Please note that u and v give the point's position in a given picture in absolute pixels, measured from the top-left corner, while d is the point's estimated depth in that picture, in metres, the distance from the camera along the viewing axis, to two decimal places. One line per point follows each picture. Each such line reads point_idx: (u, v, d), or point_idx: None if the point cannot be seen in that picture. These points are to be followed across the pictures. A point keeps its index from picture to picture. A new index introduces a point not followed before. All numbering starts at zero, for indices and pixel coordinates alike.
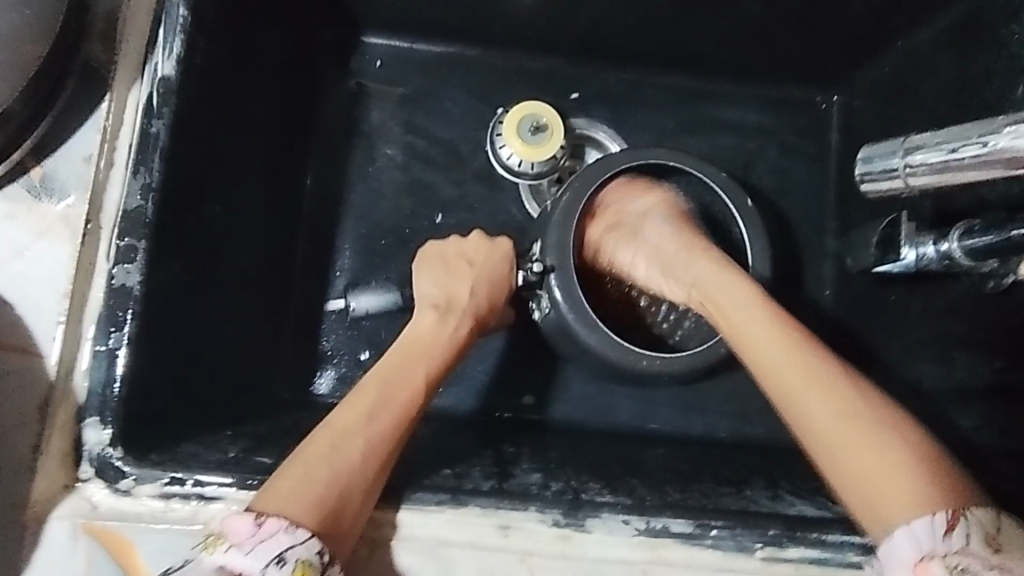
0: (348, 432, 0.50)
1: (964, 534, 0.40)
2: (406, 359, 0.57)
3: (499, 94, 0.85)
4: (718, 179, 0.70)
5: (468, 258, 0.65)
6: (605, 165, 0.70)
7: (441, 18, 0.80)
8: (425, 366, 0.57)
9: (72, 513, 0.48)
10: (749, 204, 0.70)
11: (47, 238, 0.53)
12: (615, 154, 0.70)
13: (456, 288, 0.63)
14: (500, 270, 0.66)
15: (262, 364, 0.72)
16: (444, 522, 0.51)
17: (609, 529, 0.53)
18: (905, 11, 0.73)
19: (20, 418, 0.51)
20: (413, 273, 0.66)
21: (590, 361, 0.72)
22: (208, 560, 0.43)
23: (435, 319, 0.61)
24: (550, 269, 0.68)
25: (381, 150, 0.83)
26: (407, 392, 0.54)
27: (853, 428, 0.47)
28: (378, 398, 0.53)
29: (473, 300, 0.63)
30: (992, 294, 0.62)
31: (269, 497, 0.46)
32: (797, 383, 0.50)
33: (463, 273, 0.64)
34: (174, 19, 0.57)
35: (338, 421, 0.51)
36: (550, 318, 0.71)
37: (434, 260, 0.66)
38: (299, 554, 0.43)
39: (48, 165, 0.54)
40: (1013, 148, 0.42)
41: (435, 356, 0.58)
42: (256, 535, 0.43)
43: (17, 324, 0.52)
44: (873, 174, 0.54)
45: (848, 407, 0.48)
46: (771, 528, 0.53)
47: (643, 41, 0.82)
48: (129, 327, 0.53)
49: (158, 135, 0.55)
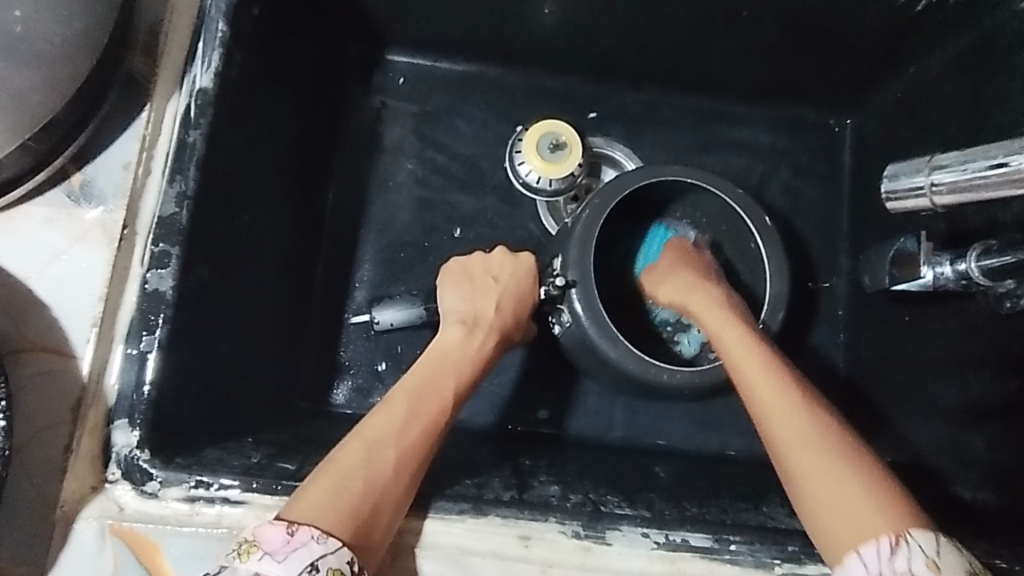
0: (378, 441, 0.51)
1: (907, 556, 0.43)
2: (433, 371, 0.58)
3: (518, 112, 0.87)
4: (736, 196, 0.71)
5: (491, 275, 0.66)
6: (622, 183, 0.71)
7: (463, 37, 0.82)
8: (453, 378, 0.58)
9: (100, 514, 0.49)
10: (769, 222, 0.72)
11: (86, 243, 0.54)
12: (632, 172, 0.72)
13: (483, 303, 0.64)
14: (524, 287, 0.67)
15: (283, 373, 0.73)
16: (466, 531, 0.52)
17: (629, 542, 0.53)
18: (920, 37, 0.75)
19: (53, 419, 0.51)
20: (438, 289, 0.67)
21: (608, 375, 0.72)
22: (243, 567, 0.43)
23: (462, 333, 0.62)
24: (573, 283, 0.69)
25: (402, 164, 0.85)
26: (435, 403, 0.55)
27: (818, 452, 0.49)
28: (408, 409, 0.54)
29: (498, 316, 0.64)
30: (1006, 314, 0.63)
31: (301, 506, 0.47)
32: (771, 410, 0.53)
33: (488, 289, 0.65)
34: (212, 32, 0.58)
35: (368, 431, 0.52)
36: (571, 331, 0.71)
37: (460, 276, 0.67)
38: (331, 564, 0.44)
39: (88, 172, 0.55)
40: None
41: (462, 370, 0.59)
42: (289, 544, 0.44)
43: (53, 327, 0.52)
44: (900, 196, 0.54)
45: (813, 433, 0.50)
46: (790, 545, 0.54)
47: (660, 64, 0.84)
48: (160, 332, 0.54)
49: (194, 145, 0.57)
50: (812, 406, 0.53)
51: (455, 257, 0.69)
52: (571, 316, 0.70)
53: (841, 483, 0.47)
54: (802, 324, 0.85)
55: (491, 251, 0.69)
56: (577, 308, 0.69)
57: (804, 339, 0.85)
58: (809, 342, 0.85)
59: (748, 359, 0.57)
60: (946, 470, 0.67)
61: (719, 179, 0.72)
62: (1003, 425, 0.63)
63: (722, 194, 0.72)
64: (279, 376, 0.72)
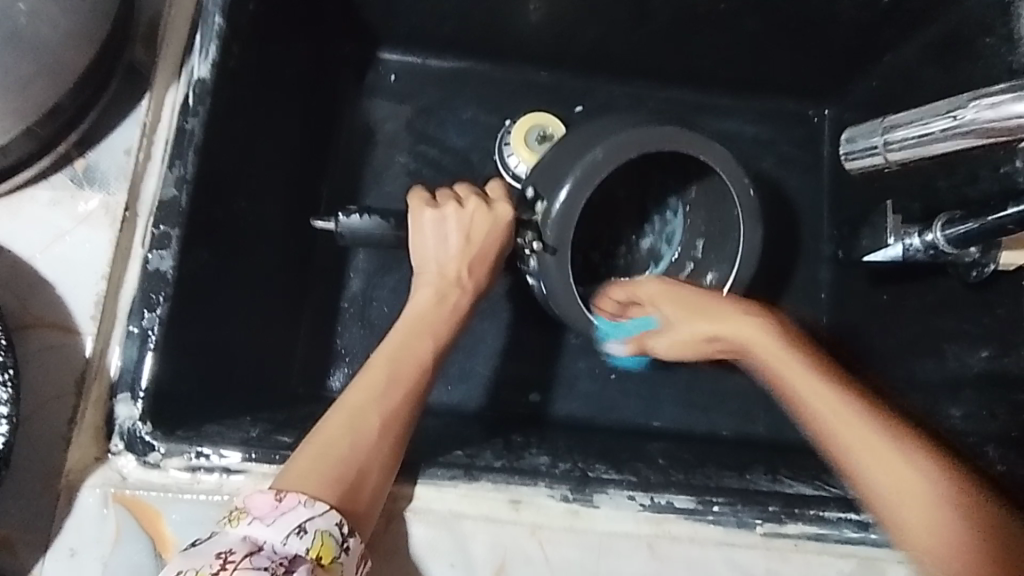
0: (363, 410, 0.53)
1: None
2: (411, 337, 0.59)
3: (507, 106, 0.90)
4: (718, 156, 0.68)
5: (463, 232, 0.64)
6: (609, 153, 0.66)
7: (453, 35, 0.85)
8: (430, 342, 0.59)
9: (103, 483, 0.51)
10: (753, 196, 0.69)
11: (88, 223, 0.56)
12: (620, 138, 0.66)
13: (453, 265, 0.63)
14: (499, 240, 0.65)
15: (279, 358, 0.75)
16: (458, 497, 0.54)
17: (616, 505, 0.55)
18: (890, 28, 0.78)
19: (56, 391, 0.53)
20: (409, 239, 0.65)
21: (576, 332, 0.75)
22: (232, 533, 0.45)
23: (435, 297, 0.62)
24: (550, 247, 0.66)
25: (395, 158, 0.87)
26: (414, 368, 0.57)
27: (898, 480, 0.50)
28: (389, 375, 0.55)
29: (472, 279, 0.64)
30: (978, 285, 0.65)
31: (291, 476, 0.49)
32: (827, 423, 0.53)
33: (461, 248, 0.63)
34: (210, 25, 0.61)
35: (353, 400, 0.53)
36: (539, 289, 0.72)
37: (432, 229, 0.64)
38: (319, 525, 0.46)
39: (91, 157, 0.58)
40: (979, 120, 0.40)
41: (440, 334, 0.60)
42: (277, 510, 0.46)
43: (56, 304, 0.55)
44: (852, 152, 0.49)
45: (888, 462, 0.51)
46: (770, 505, 0.56)
47: (644, 58, 0.87)
48: (161, 310, 0.56)
49: (193, 132, 0.59)
50: (874, 421, 0.53)
51: (424, 210, 0.64)
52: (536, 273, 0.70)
53: (912, 509, 0.49)
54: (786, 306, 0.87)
55: (467, 201, 0.65)
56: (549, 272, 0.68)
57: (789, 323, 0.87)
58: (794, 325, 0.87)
59: (819, 389, 0.55)
60: None
61: (706, 143, 0.68)
62: (977, 392, 0.65)
63: (728, 181, 0.69)
64: (275, 361, 0.74)
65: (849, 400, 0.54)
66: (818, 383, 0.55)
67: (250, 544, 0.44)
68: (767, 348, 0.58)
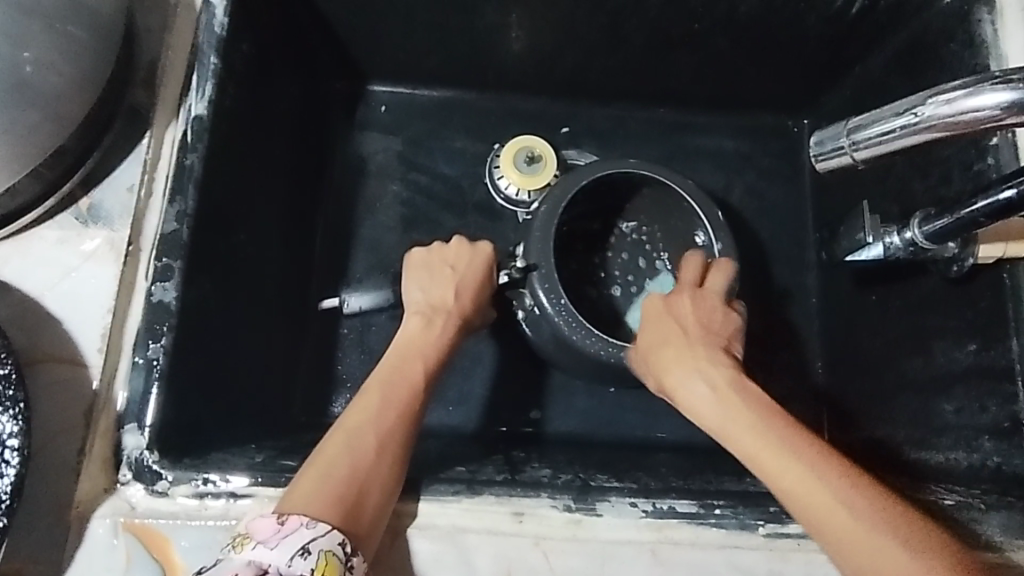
0: (358, 430, 0.54)
1: None
2: (403, 359, 0.61)
3: (494, 132, 0.92)
4: (651, 168, 0.77)
5: (448, 262, 0.69)
6: (562, 190, 0.76)
7: (439, 66, 0.88)
8: (422, 364, 0.61)
9: (113, 512, 0.52)
10: (712, 210, 0.76)
11: (94, 260, 0.58)
12: (565, 178, 0.77)
13: (441, 292, 0.67)
14: (480, 272, 0.70)
15: (281, 387, 0.76)
16: (461, 511, 0.55)
17: (618, 512, 0.56)
18: (859, 40, 0.81)
19: (65, 424, 0.54)
20: (402, 278, 0.70)
21: (579, 366, 0.78)
22: (238, 557, 0.46)
23: (423, 322, 0.64)
24: (533, 267, 0.74)
25: (388, 187, 0.90)
26: (405, 387, 0.58)
27: (853, 528, 0.47)
28: (381, 398, 0.56)
29: (457, 302, 0.67)
30: (958, 282, 0.67)
31: (293, 499, 0.49)
32: (768, 463, 0.52)
33: (447, 277, 0.68)
34: (206, 66, 0.64)
35: (346, 423, 0.54)
36: (535, 314, 0.77)
37: (421, 264, 0.69)
38: (322, 545, 0.47)
39: (96, 196, 0.60)
40: (941, 115, 0.42)
41: (428, 353, 0.62)
42: (280, 531, 0.47)
43: (64, 340, 0.56)
44: (820, 154, 0.49)
45: (846, 507, 0.48)
46: (771, 506, 0.56)
47: (624, 80, 0.90)
48: (165, 340, 0.57)
49: (192, 167, 0.61)
50: (817, 454, 0.51)
51: (415, 248, 0.70)
52: (533, 300, 0.75)
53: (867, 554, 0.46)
54: (777, 314, 0.89)
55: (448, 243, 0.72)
56: (538, 291, 0.73)
57: (782, 332, 0.88)
58: (788, 334, 0.88)
59: (754, 433, 0.53)
60: (920, 436, 0.70)
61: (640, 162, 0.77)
62: (967, 386, 0.67)
63: (673, 185, 0.77)
64: (278, 389, 0.75)
65: (794, 438, 0.52)
66: (744, 424, 0.54)
67: (256, 569, 0.45)
68: (693, 382, 0.58)
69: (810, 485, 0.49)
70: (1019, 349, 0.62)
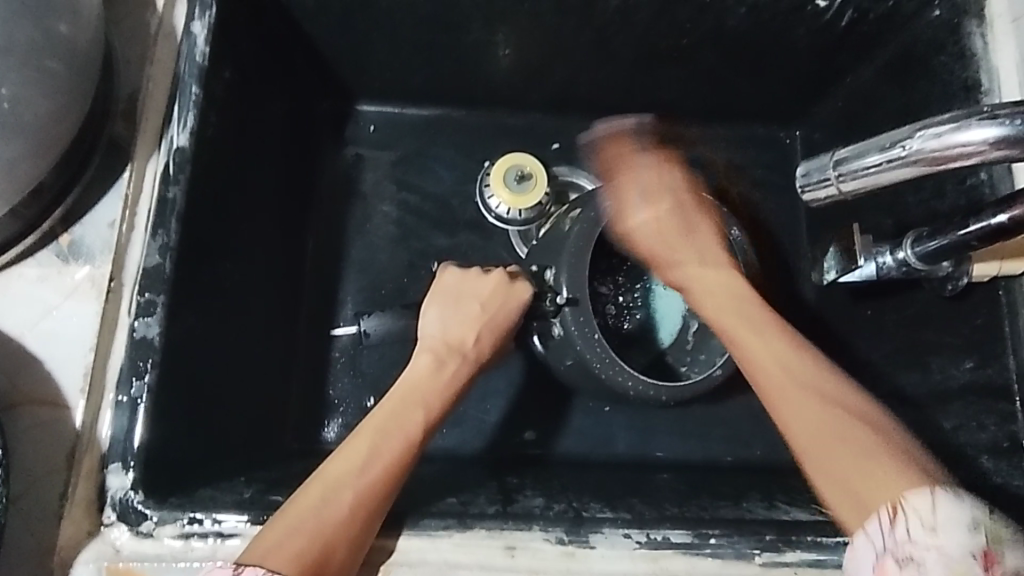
0: (341, 481, 0.53)
1: (904, 525, 0.47)
2: (405, 404, 0.59)
3: (483, 148, 0.92)
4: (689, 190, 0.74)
5: (480, 300, 0.67)
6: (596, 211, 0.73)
7: (427, 85, 0.88)
8: (422, 411, 0.59)
9: (97, 557, 0.51)
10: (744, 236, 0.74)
11: (76, 297, 0.57)
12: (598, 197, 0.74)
13: (460, 334, 0.65)
14: (511, 313, 0.68)
15: (272, 414, 0.75)
16: (452, 546, 0.54)
17: (612, 544, 0.55)
18: (849, 51, 0.80)
19: (49, 466, 0.53)
20: (423, 307, 0.69)
21: (593, 387, 0.78)
22: None
23: (433, 364, 0.63)
24: (572, 300, 0.71)
25: (377, 207, 0.89)
26: (400, 439, 0.56)
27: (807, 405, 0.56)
28: (371, 446, 0.55)
29: (475, 347, 0.65)
30: (953, 298, 0.66)
31: (254, 549, 0.48)
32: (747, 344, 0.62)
33: (473, 315, 0.66)
34: (188, 97, 0.63)
35: (329, 473, 0.53)
36: (557, 340, 0.75)
37: (444, 296, 0.68)
38: None
39: (76, 232, 0.59)
40: (930, 148, 0.42)
41: (432, 398, 0.61)
42: None
43: (45, 379, 0.55)
44: (807, 185, 0.48)
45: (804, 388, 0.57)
46: (768, 534, 0.55)
47: (614, 95, 0.89)
48: (149, 377, 0.56)
49: (174, 200, 0.60)
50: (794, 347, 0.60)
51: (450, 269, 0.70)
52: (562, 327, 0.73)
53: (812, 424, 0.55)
54: None
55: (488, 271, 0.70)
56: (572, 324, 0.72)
57: None
58: None
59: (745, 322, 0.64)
60: None
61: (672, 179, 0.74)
62: (964, 403, 0.66)
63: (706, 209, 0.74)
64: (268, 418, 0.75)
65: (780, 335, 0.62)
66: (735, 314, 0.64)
67: None
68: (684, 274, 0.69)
69: (765, 350, 0.60)
70: (1016, 366, 0.62)
